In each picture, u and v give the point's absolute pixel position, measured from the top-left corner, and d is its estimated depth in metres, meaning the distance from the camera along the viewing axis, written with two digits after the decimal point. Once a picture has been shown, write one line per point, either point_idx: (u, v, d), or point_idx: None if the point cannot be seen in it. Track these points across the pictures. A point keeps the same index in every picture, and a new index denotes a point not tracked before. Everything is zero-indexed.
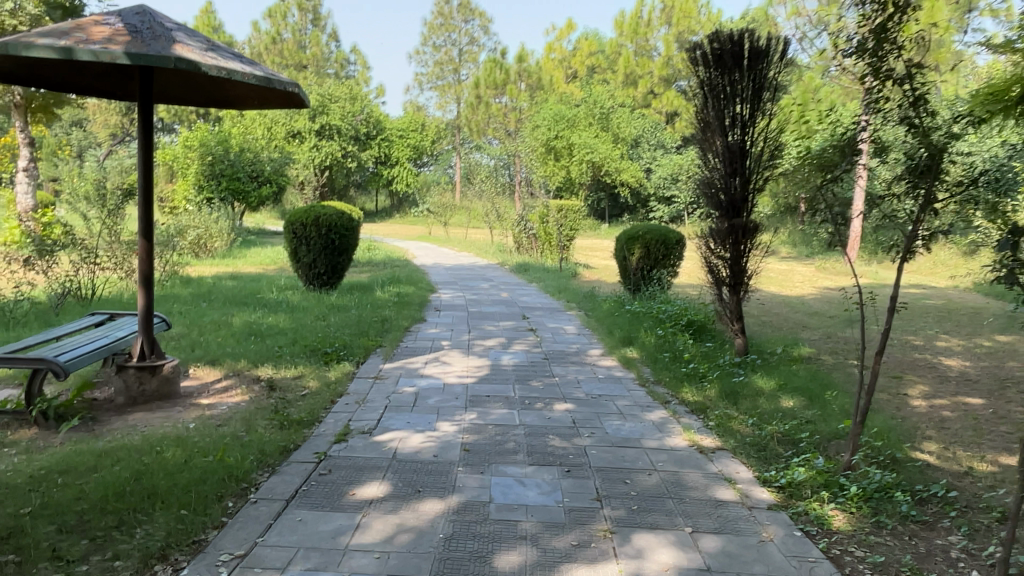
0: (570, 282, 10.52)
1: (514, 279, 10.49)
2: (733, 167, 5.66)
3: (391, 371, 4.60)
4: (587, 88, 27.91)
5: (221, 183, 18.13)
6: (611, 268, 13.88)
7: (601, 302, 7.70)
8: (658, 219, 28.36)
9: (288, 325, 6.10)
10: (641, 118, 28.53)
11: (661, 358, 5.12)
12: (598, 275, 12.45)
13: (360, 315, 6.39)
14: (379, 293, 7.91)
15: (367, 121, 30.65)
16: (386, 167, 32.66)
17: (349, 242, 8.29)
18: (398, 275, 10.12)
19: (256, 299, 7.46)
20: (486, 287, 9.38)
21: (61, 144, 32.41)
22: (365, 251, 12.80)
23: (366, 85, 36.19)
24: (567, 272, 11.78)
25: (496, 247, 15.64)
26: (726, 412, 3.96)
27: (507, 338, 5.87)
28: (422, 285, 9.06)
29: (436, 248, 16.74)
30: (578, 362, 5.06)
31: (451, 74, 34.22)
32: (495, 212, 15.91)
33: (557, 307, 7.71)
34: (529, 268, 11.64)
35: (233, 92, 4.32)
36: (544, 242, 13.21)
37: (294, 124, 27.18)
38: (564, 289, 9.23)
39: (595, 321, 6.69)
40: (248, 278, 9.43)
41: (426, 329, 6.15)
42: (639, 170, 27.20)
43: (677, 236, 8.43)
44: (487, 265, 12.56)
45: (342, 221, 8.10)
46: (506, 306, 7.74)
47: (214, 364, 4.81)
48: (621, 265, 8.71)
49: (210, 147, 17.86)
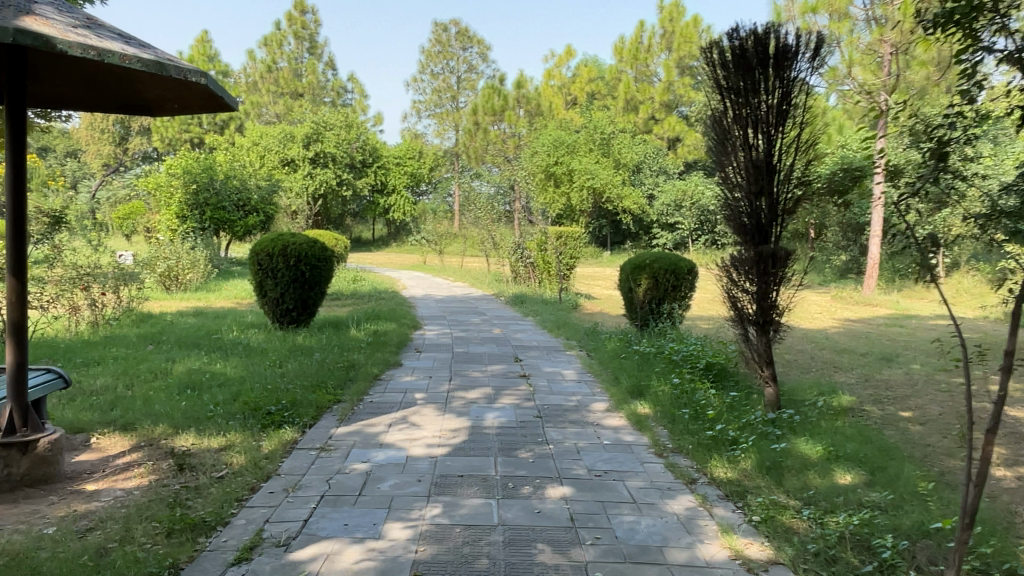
0: (570, 315, 9.60)
1: (509, 313, 9.58)
2: (758, 185, 4.80)
3: (344, 437, 3.68)
4: (587, 114, 27.32)
5: (205, 212, 17.36)
6: (615, 299, 12.99)
7: (605, 340, 6.78)
8: (661, 246, 27.55)
9: (238, 374, 5.19)
10: (642, 144, 27.88)
11: (679, 415, 4.20)
12: (601, 307, 11.55)
13: (324, 360, 5.48)
14: (353, 331, 7.00)
15: (363, 149, 30.04)
16: (383, 196, 31.79)
17: (322, 275, 7.41)
18: (381, 309, 9.21)
19: (212, 339, 6.56)
20: (477, 323, 8.47)
21: (51, 175, 31.82)
22: (350, 282, 11.92)
23: (363, 113, 35.69)
24: (567, 304, 10.89)
25: (492, 277, 14.76)
26: (772, 498, 3.02)
27: (495, 387, 4.94)
28: (406, 321, 8.16)
29: (430, 278, 15.86)
30: (578, 421, 4.14)
31: (449, 102, 33.73)
32: (491, 241, 15.06)
33: (554, 346, 6.80)
34: (526, 300, 10.75)
35: (142, 87, 3.47)
36: (543, 271, 12.34)
37: (288, 151, 27.13)
38: (563, 324, 8.31)
39: (599, 365, 5.77)
40: (214, 314, 8.53)
41: (400, 376, 5.24)
42: (641, 196, 26.47)
43: (689, 264, 7.56)
44: (481, 297, 11.69)
45: (313, 250, 7.25)
46: (498, 346, 6.82)
47: (127, 428, 3.89)
48: (625, 296, 7.82)
49: (195, 175, 17.11)
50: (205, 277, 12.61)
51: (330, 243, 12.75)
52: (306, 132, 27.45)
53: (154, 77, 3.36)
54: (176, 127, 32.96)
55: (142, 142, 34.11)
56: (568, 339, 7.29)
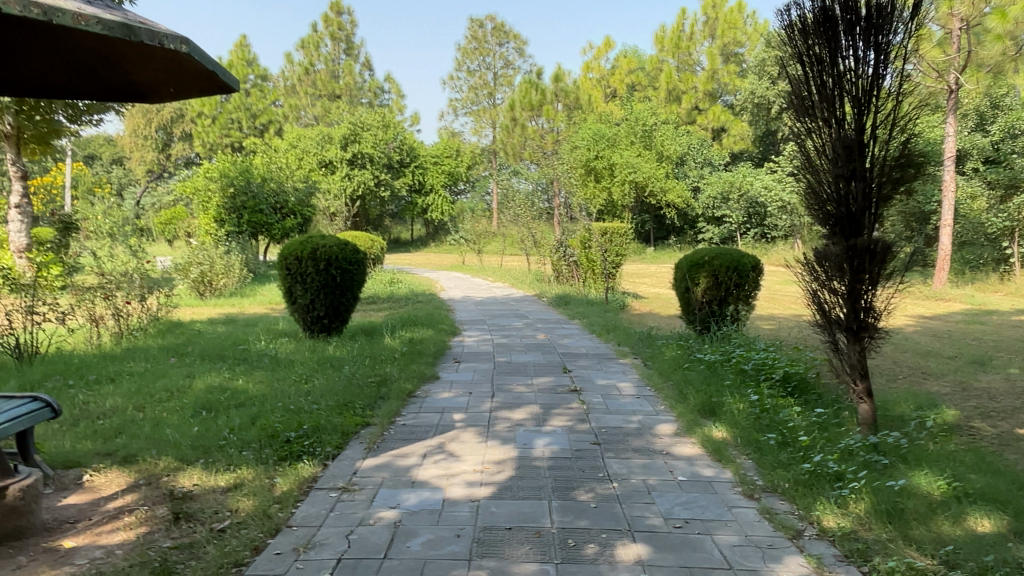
0: (619, 317, 8.94)
1: (554, 315, 8.97)
2: (848, 169, 4.12)
3: (372, 472, 3.14)
4: (628, 106, 26.53)
5: (242, 215, 17.18)
6: (665, 298, 12.27)
7: (663, 346, 6.15)
8: (707, 241, 26.60)
9: (260, 391, 4.70)
10: (686, 135, 26.93)
11: (764, 441, 3.56)
12: (651, 307, 10.84)
13: (356, 374, 4.98)
14: (387, 339, 6.49)
15: (400, 148, 29.72)
16: (421, 196, 31.40)
17: (355, 279, 6.92)
18: (417, 314, 8.69)
19: (238, 350, 6.12)
20: (520, 328, 7.89)
21: (97, 183, 32.36)
22: (386, 285, 11.45)
23: (400, 113, 35.45)
24: (615, 304, 10.25)
25: (533, 277, 14.15)
26: (906, 561, 2.37)
27: (544, 405, 4.35)
28: (445, 326, 7.62)
29: (469, 279, 15.35)
30: (644, 448, 3.53)
31: (486, 98, 33.24)
32: (533, 239, 14.45)
33: (607, 354, 6.19)
34: (571, 300, 10.12)
35: (130, 68, 2.98)
36: (587, 270, 11.71)
37: (325, 153, 27.13)
38: (613, 327, 7.67)
39: (660, 375, 5.15)
40: (244, 322, 8.14)
41: (437, 392, 4.70)
42: (686, 189, 25.56)
43: (752, 260, 6.87)
44: (523, 298, 11.12)
45: (344, 253, 6.77)
46: (545, 353, 6.24)
47: (127, 462, 3.41)
48: (681, 296, 7.16)
49: (231, 178, 16.90)
50: (241, 283, 12.31)
51: (366, 245, 12.32)
52: (343, 133, 27.28)
53: (142, 56, 2.87)
54: (216, 133, 33.22)
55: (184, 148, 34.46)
56: (621, 344, 6.66)
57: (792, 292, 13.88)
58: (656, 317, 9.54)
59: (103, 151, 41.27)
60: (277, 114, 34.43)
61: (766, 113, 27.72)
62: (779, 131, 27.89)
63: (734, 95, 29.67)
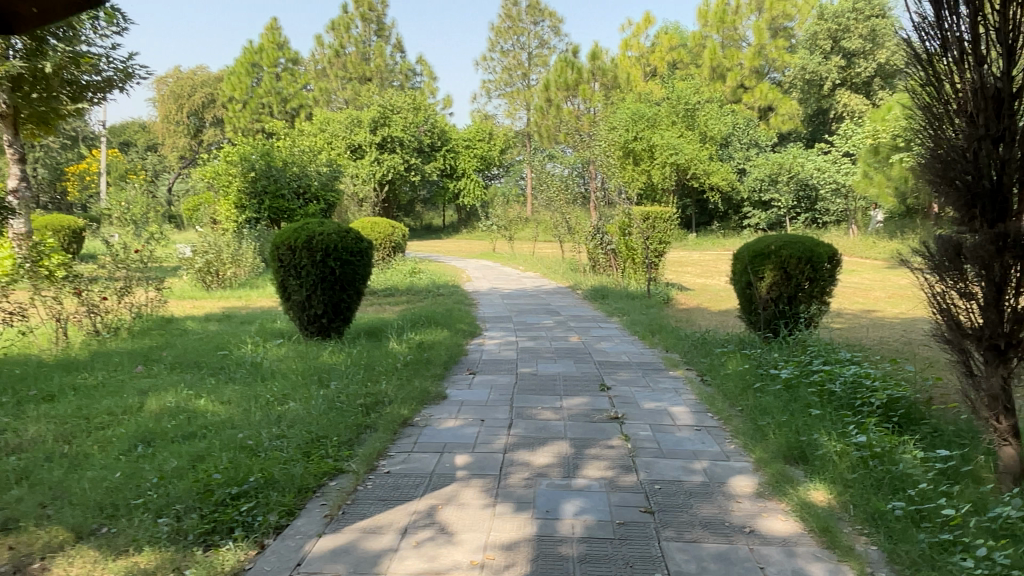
0: (665, 314, 7.87)
1: (589, 311, 7.92)
2: (991, 129, 2.84)
3: (322, 565, 2.17)
4: (669, 84, 25.11)
5: (263, 201, 16.45)
6: (712, 289, 11.09)
7: (723, 354, 5.08)
8: (753, 226, 25.14)
9: (222, 415, 3.78)
10: (731, 115, 25.41)
11: (890, 516, 2.48)
12: (699, 300, 9.69)
13: (342, 393, 4.02)
14: (393, 343, 5.53)
15: (431, 132, 28.74)
16: (453, 180, 30.40)
17: (359, 271, 5.96)
18: (436, 309, 7.73)
19: (218, 355, 5.24)
20: (551, 328, 6.85)
21: (130, 170, 32.19)
22: (406, 275, 10.51)
23: (432, 96, 34.43)
24: (657, 298, 9.15)
25: (567, 267, 13.08)
26: None
27: (575, 443, 3.34)
28: (465, 325, 6.64)
29: (498, 268, 14.34)
30: (716, 522, 2.49)
31: (520, 80, 32.04)
32: (567, 226, 13.37)
33: (653, 364, 5.13)
34: (609, 293, 9.05)
35: None
36: (626, 260, 10.60)
37: (354, 136, 26.42)
38: (660, 327, 6.59)
39: (724, 398, 4.08)
40: (242, 318, 7.27)
41: (442, 419, 3.72)
42: (731, 171, 24.11)
43: (829, 249, 5.72)
44: (555, 290, 10.08)
45: (345, 242, 5.79)
46: (579, 362, 5.21)
47: (3, 532, 2.51)
48: (741, 292, 6.06)
49: (252, 162, 16.16)
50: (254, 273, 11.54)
51: (387, 231, 11.37)
52: (372, 116, 26.47)
53: None
54: (247, 117, 32.73)
55: (215, 133, 34.05)
56: (672, 350, 5.59)
57: (854, 283, 12.56)
58: (705, 314, 8.43)
59: (139, 137, 41.29)
60: (308, 97, 33.78)
61: (817, 90, 26.05)
62: (831, 109, 26.20)
63: (783, 71, 28.00)
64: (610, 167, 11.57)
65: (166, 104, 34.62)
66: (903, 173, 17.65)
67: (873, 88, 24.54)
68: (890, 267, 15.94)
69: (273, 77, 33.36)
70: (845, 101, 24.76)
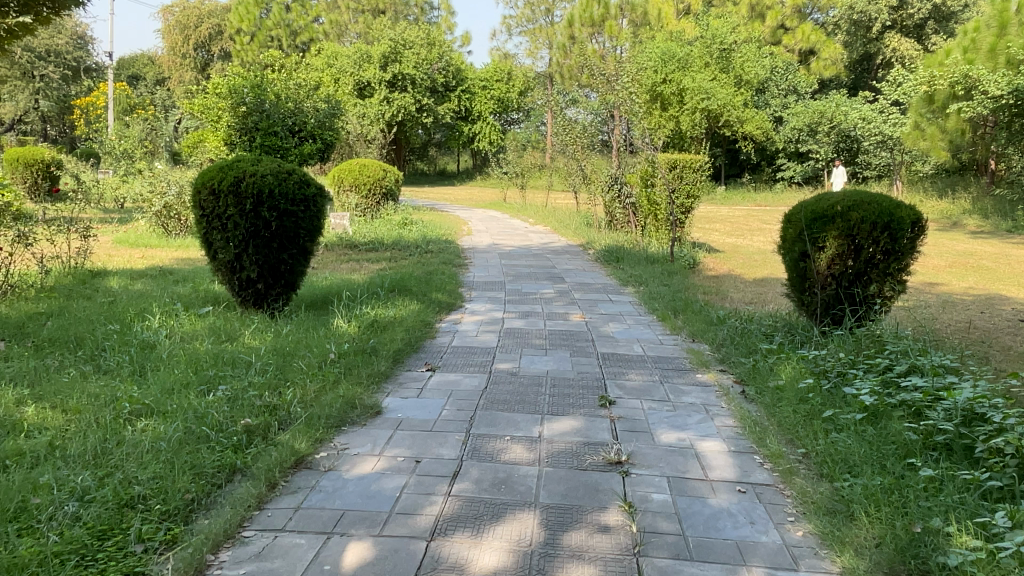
0: (690, 286, 6.50)
1: (599, 279, 6.59)
2: None
3: None
4: (703, 21, 23.12)
5: (254, 138, 15.06)
6: (744, 252, 9.70)
7: (770, 351, 3.77)
8: (787, 180, 23.36)
9: (43, 436, 2.59)
10: (769, 57, 23.38)
11: None
12: (729, 266, 8.31)
13: (223, 407, 2.79)
14: (337, 319, 4.28)
15: (446, 70, 26.93)
16: (468, 123, 28.62)
17: (304, 225, 4.68)
18: (414, 272, 6.43)
19: (108, 329, 4.04)
20: (549, 300, 5.54)
21: (135, 105, 30.79)
22: (395, 226, 9.22)
23: (449, 32, 32.43)
24: (681, 262, 7.81)
25: (581, 221, 11.67)
26: None
27: (548, 518, 2.10)
28: (443, 293, 5.36)
29: (505, 220, 12.99)
30: None
31: (543, 16, 29.92)
32: (582, 174, 11.90)
33: (676, 361, 3.86)
34: (625, 256, 7.70)
35: None
36: (647, 216, 9.21)
37: (363, 73, 24.89)
38: (686, 304, 5.26)
39: (780, 431, 2.80)
40: (183, 275, 6.08)
41: (356, 457, 2.49)
42: (766, 119, 22.24)
43: (912, 211, 4.33)
44: (564, 249, 8.77)
45: (283, 188, 4.51)
46: (577, 354, 3.94)
47: None
48: (790, 264, 4.71)
49: (241, 95, 14.79)
50: None
51: (377, 174, 10.02)
52: (382, 51, 24.88)
53: None
54: (255, 51, 31.11)
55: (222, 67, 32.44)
56: (702, 341, 4.29)
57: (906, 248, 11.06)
58: (739, 286, 7.08)
59: (148, 70, 39.57)
60: (318, 31, 31.94)
61: (864, 32, 23.83)
62: (878, 54, 24.03)
63: (827, 11, 25.78)
64: (635, 110, 10.07)
65: (172, 35, 33.02)
66: (959, 126, 15.87)
67: (926, 32, 22.51)
68: (943, 230, 14.31)
69: (282, 8, 31.69)
70: (894, 45, 22.74)
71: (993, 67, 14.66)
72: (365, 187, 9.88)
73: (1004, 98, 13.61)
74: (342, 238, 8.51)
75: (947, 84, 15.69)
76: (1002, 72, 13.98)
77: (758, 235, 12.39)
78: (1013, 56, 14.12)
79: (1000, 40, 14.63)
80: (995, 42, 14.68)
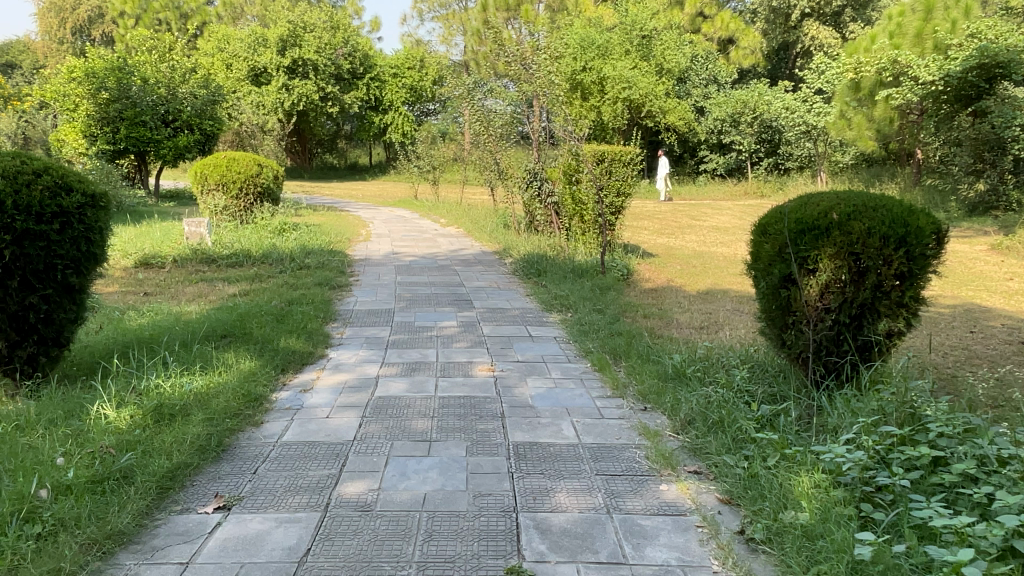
0: (628, 310, 5.22)
1: (516, 301, 5.24)
2: None
3: None
4: (623, 6, 22.17)
5: (119, 128, 13.00)
6: (680, 255, 8.60)
7: (768, 440, 2.46)
8: (710, 172, 22.71)
9: None
10: (689, 45, 22.65)
11: None
12: (666, 275, 7.14)
13: None
14: (102, 404, 2.72)
15: (352, 57, 24.90)
16: (378, 114, 26.62)
17: (68, 252, 3.05)
18: (271, 299, 4.85)
19: None
20: (448, 340, 4.11)
21: None
22: (270, 233, 7.57)
23: (356, 18, 30.39)
24: (612, 273, 6.59)
25: (496, 223, 10.29)
26: None
27: None
28: (297, 339, 3.83)
29: (412, 220, 11.51)
30: None
31: (456, 1, 28.35)
32: (496, 169, 10.52)
33: (625, 458, 2.51)
34: (548, 268, 6.38)
35: None
36: (572, 217, 7.92)
37: (259, 58, 22.75)
38: (628, 342, 3.94)
39: None
40: None
41: None
42: (689, 109, 21.46)
43: (930, 219, 3.17)
44: (476, 258, 7.43)
45: (21, 198, 2.89)
46: (476, 452, 2.53)
47: None
48: (765, 292, 3.46)
49: (100, 78, 12.59)
50: None
51: (249, 169, 8.34)
52: (280, 34, 22.83)
53: None
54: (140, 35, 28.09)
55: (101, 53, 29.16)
56: (661, 414, 2.96)
57: None
58: (683, 304, 5.89)
59: (21, 57, 35.40)
60: (212, 13, 29.13)
61: (783, 21, 23.52)
62: (796, 43, 23.72)
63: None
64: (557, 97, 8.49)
65: (44, 17, 29.40)
66: (887, 114, 15.50)
67: (843, 20, 22.38)
68: None
69: None
70: (813, 33, 22.50)
71: (920, 52, 14.43)
72: (235, 186, 8.19)
73: (934, 84, 13.22)
74: (199, 250, 6.82)
75: (874, 71, 15.25)
76: (930, 57, 13.56)
77: (690, 234, 11.39)
78: (942, 40, 13.93)
79: (926, 24, 14.42)
80: (922, 26, 14.46)
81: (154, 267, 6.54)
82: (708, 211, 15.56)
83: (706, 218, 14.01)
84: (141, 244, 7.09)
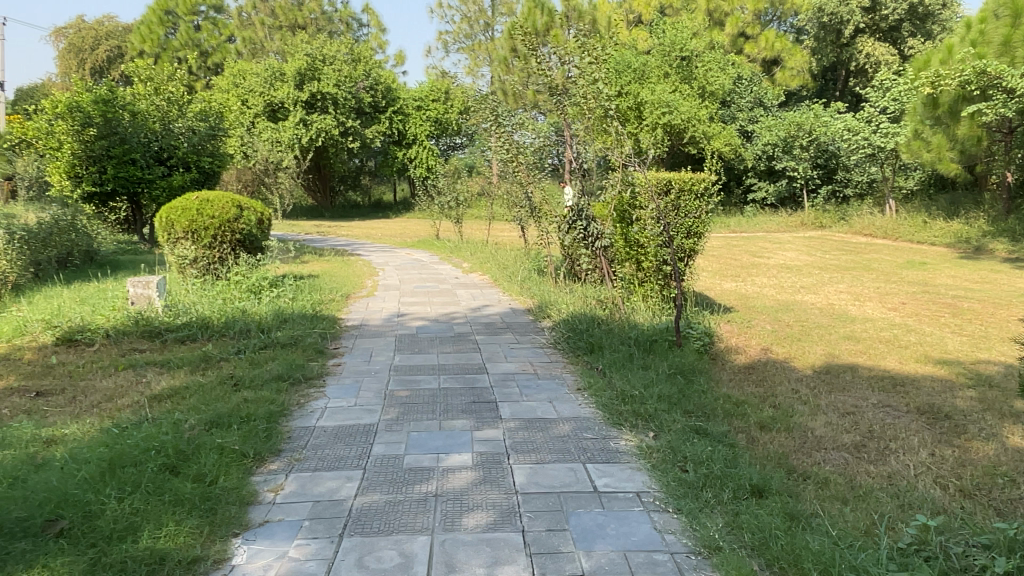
0: (736, 418, 3.41)
1: (564, 403, 3.48)
2: None
3: None
4: (660, 27, 20.68)
5: (106, 166, 11.63)
6: (762, 308, 6.80)
7: None
8: (760, 201, 20.85)
9: None
10: (733, 66, 20.99)
11: None
12: (759, 342, 5.33)
13: None
14: None
15: (373, 89, 23.76)
16: (401, 148, 25.34)
17: None
18: (186, 417, 3.13)
19: None
20: (455, 509, 2.34)
21: None
22: (242, 292, 5.94)
23: (379, 51, 29.45)
24: (692, 343, 4.81)
25: (528, 268, 8.59)
26: None
27: None
28: (176, 528, 2.12)
29: (431, 265, 9.90)
30: None
31: (482, 32, 27.20)
32: (526, 206, 8.83)
33: None
34: (603, 339, 4.60)
35: None
36: (626, 264, 6.15)
37: (275, 92, 21.69)
38: (783, 523, 2.14)
39: None
40: None
41: None
42: (735, 134, 19.71)
43: None
44: (505, 322, 5.70)
45: None
46: None
47: None
48: None
49: (86, 114, 11.15)
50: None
51: (225, 211, 6.76)
52: (297, 67, 21.72)
53: None
54: None
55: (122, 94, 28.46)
56: None
57: (958, 290, 8.33)
58: (805, 395, 4.06)
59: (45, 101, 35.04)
60: (233, 51, 28.34)
61: (834, 38, 21.69)
62: (850, 62, 21.89)
63: (790, 19, 23.78)
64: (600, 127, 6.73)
65: (66, 59, 28.89)
66: (974, 133, 13.56)
67: (901, 35, 20.58)
68: (970, 259, 11.82)
69: (192, 27, 28.06)
70: (868, 50, 20.65)
71: (1009, 62, 12.46)
72: (206, 232, 6.60)
73: None
74: (141, 320, 5.17)
75: (954, 85, 13.06)
76: None
77: (760, 275, 9.57)
78: None
79: (1015, 31, 12.39)
80: (1010, 33, 12.43)
81: (79, 346, 4.92)
82: (769, 247, 13.70)
83: (770, 256, 12.15)
84: (72, 311, 5.47)
